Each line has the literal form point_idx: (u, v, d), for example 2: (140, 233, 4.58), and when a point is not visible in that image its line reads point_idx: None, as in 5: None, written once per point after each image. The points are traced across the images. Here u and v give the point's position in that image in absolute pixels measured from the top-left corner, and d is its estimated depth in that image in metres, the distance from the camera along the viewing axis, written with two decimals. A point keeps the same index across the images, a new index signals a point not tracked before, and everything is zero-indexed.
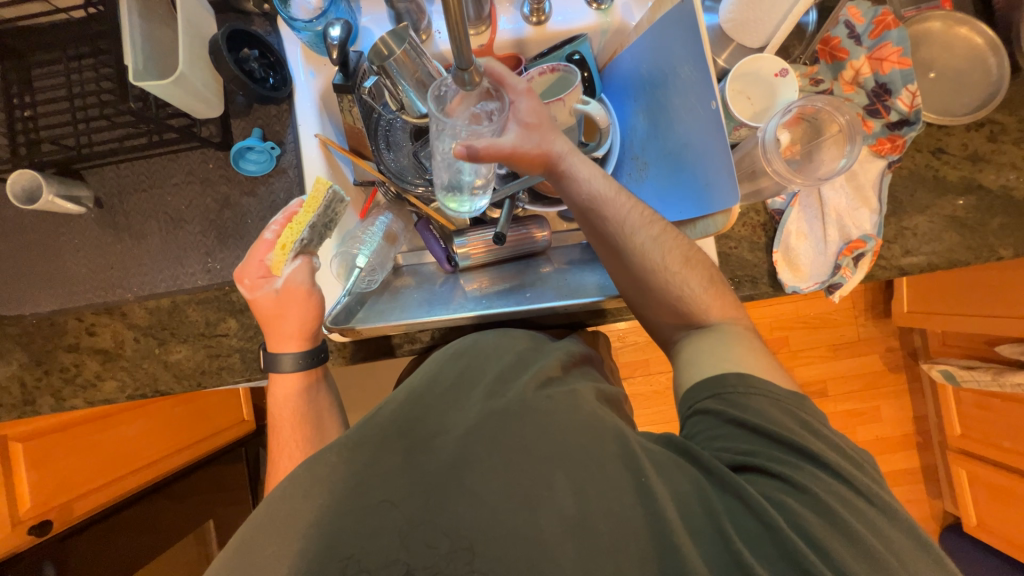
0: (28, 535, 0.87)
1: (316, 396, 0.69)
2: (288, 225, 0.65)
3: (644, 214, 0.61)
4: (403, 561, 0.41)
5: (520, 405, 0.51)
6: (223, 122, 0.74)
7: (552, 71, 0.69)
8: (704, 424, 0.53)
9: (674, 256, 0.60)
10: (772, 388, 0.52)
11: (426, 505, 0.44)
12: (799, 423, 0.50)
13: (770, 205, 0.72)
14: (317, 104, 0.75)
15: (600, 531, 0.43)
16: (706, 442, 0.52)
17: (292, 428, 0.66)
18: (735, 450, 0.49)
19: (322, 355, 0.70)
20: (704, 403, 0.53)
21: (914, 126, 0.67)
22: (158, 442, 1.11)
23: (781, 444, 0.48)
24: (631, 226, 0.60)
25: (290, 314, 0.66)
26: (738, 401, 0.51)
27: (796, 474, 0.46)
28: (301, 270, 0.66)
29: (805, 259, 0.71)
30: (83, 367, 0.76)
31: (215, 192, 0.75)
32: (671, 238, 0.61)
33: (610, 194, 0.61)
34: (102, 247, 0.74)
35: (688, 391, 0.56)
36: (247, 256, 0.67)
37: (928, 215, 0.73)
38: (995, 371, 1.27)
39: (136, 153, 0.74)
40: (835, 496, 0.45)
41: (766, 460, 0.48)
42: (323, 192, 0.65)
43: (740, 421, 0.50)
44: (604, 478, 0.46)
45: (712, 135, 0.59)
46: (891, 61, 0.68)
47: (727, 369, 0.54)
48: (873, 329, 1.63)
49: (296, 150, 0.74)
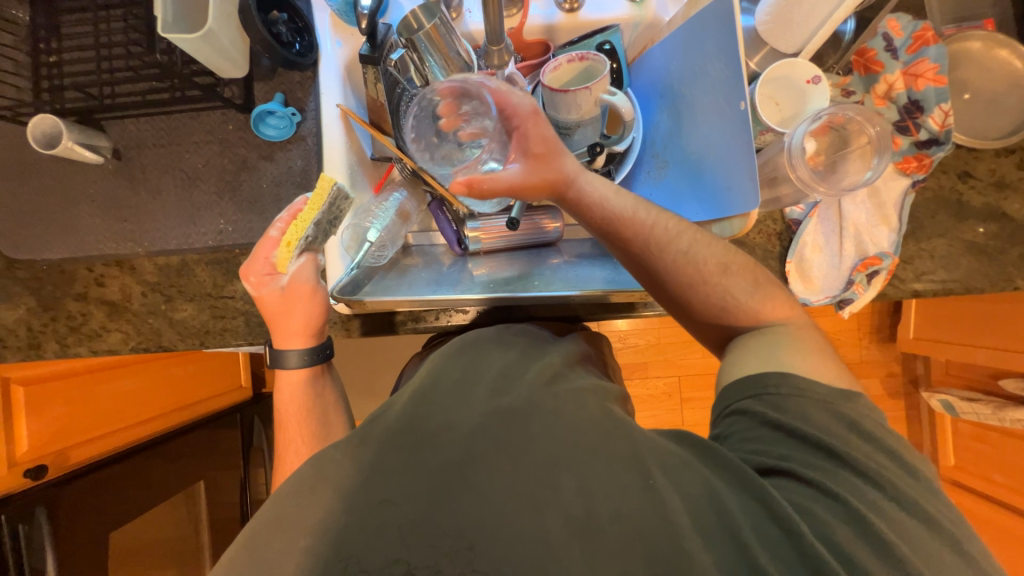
0: (24, 477, 0.90)
1: (322, 390, 0.70)
2: (292, 223, 0.65)
3: (668, 226, 0.60)
4: (403, 560, 0.41)
5: (523, 403, 0.52)
6: (246, 84, 0.74)
7: (579, 59, 0.66)
8: (742, 425, 0.54)
9: (710, 264, 0.60)
10: (822, 391, 0.52)
11: (435, 492, 0.45)
12: (844, 426, 0.50)
13: (788, 214, 0.71)
14: (342, 74, 0.74)
15: (604, 531, 0.44)
16: (740, 442, 0.53)
17: (296, 424, 0.67)
18: (769, 453, 0.50)
19: (327, 352, 0.71)
20: (742, 403, 0.55)
21: (943, 146, 0.66)
22: (155, 399, 1.18)
23: (819, 449, 0.49)
24: (657, 243, 0.59)
25: (294, 312, 0.67)
26: (779, 403, 0.52)
27: (829, 480, 0.47)
28: (305, 267, 0.67)
29: (818, 271, 0.71)
30: (89, 316, 0.77)
31: (233, 153, 0.75)
32: (704, 245, 0.61)
33: (628, 214, 0.60)
34: (117, 198, 0.75)
35: (727, 389, 0.57)
36: (253, 254, 0.68)
37: (947, 239, 0.72)
38: (996, 405, 1.27)
39: (158, 108, 0.74)
40: (868, 506, 0.45)
41: (798, 464, 0.49)
42: (327, 188, 0.66)
43: (778, 424, 0.51)
44: (611, 479, 0.46)
45: (737, 137, 0.58)
46: (926, 78, 0.66)
47: (772, 369, 0.54)
48: (876, 352, 1.62)
49: (317, 117, 0.74)
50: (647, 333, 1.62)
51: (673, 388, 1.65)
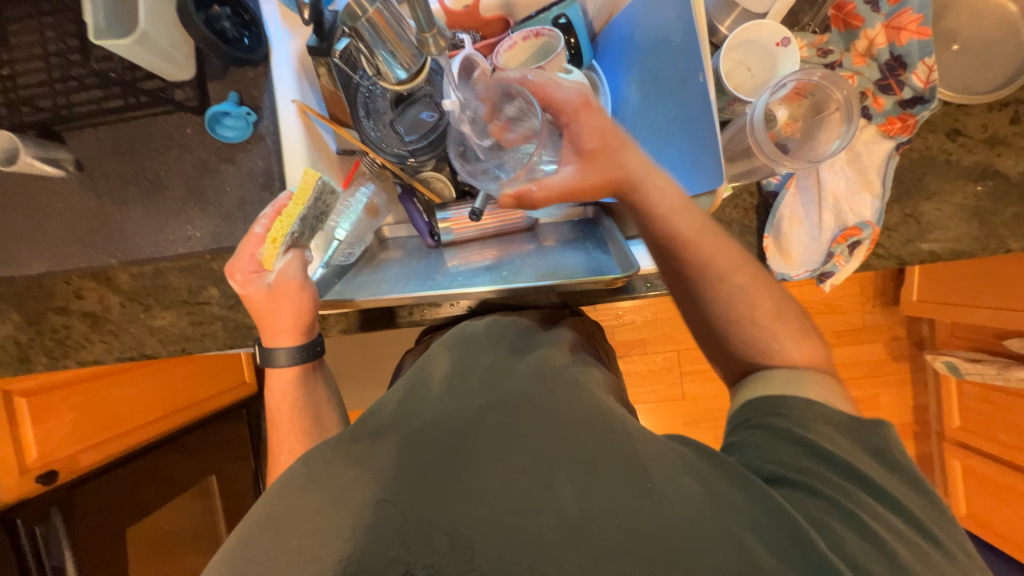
0: (35, 483, 0.93)
1: (313, 389, 0.70)
2: (277, 219, 0.65)
3: (732, 255, 0.58)
4: (402, 560, 0.39)
5: (519, 398, 0.52)
6: (199, 85, 0.72)
7: (535, 35, 0.63)
8: (760, 438, 0.49)
9: (766, 310, 0.57)
10: (844, 416, 0.48)
11: (417, 491, 0.43)
12: (867, 452, 0.46)
13: (765, 185, 0.69)
14: (295, 68, 0.72)
15: (604, 530, 0.41)
16: (757, 455, 0.48)
17: (289, 424, 0.67)
18: (789, 467, 0.46)
19: (317, 348, 0.71)
20: (764, 418, 0.50)
21: (927, 104, 0.62)
22: (159, 402, 1.20)
23: (846, 473, 0.44)
24: (717, 271, 0.57)
25: (282, 309, 0.66)
26: (801, 421, 0.48)
27: (851, 502, 0.43)
28: (292, 263, 0.66)
29: (798, 245, 0.68)
30: (73, 329, 0.78)
31: (194, 157, 0.74)
32: (759, 288, 0.58)
33: (696, 237, 0.57)
34: (85, 210, 0.75)
35: (744, 406, 0.53)
36: (239, 250, 0.67)
37: (936, 202, 0.68)
38: (1002, 365, 1.25)
39: (114, 116, 0.73)
40: (892, 534, 0.41)
41: (820, 482, 0.44)
42: (312, 182, 0.65)
43: (802, 440, 0.47)
44: (613, 487, 0.44)
45: (700, 110, 0.56)
46: (909, 31, 0.61)
47: (793, 394, 0.50)
48: (879, 316, 1.59)
49: (273, 115, 0.72)
50: (643, 310, 1.60)
51: (671, 363, 1.65)
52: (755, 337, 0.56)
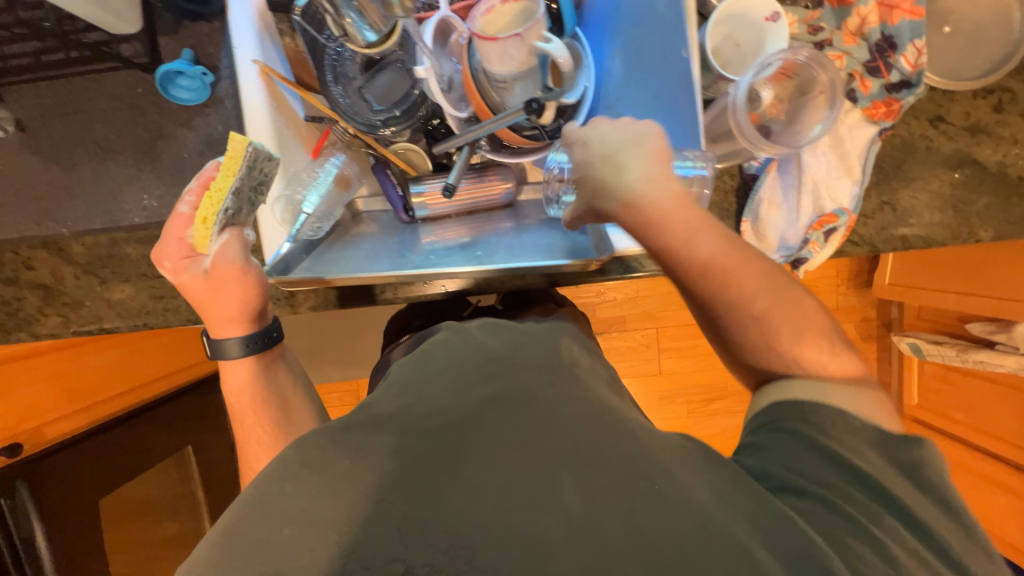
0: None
1: (275, 378, 0.66)
2: (204, 195, 0.59)
3: (782, 299, 0.53)
4: (402, 560, 0.37)
5: (514, 391, 0.50)
6: (149, 40, 0.67)
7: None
8: (785, 445, 0.47)
9: (812, 350, 0.52)
10: (870, 426, 0.47)
11: (412, 485, 0.41)
12: (898, 467, 0.45)
13: (746, 168, 0.67)
14: (256, 25, 0.66)
15: (607, 533, 0.40)
16: (781, 463, 0.46)
17: (252, 415, 0.63)
18: (814, 481, 0.45)
19: (271, 336, 0.66)
20: (791, 423, 0.48)
21: (913, 89, 0.61)
22: (131, 372, 1.17)
23: (869, 489, 0.44)
24: (757, 312, 0.52)
25: (224, 294, 0.62)
26: (827, 430, 0.47)
27: (867, 519, 0.42)
28: (230, 244, 0.61)
29: (774, 230, 0.67)
30: (24, 301, 0.74)
31: (146, 120, 0.69)
32: (810, 324, 0.53)
33: (738, 282, 0.52)
34: (28, 174, 0.70)
35: (767, 408, 0.51)
36: (164, 236, 0.62)
37: (913, 190, 0.68)
38: (961, 347, 1.30)
39: (55, 71, 0.67)
40: (910, 552, 0.41)
41: (842, 498, 0.43)
42: (241, 150, 0.59)
43: (828, 451, 0.46)
44: (608, 484, 0.42)
45: (681, 88, 0.57)
46: (902, 10, 0.60)
47: (822, 400, 0.48)
48: (851, 299, 1.62)
49: (232, 76, 0.67)
50: (624, 288, 1.60)
51: (650, 340, 1.67)
52: (759, 353, 0.53)
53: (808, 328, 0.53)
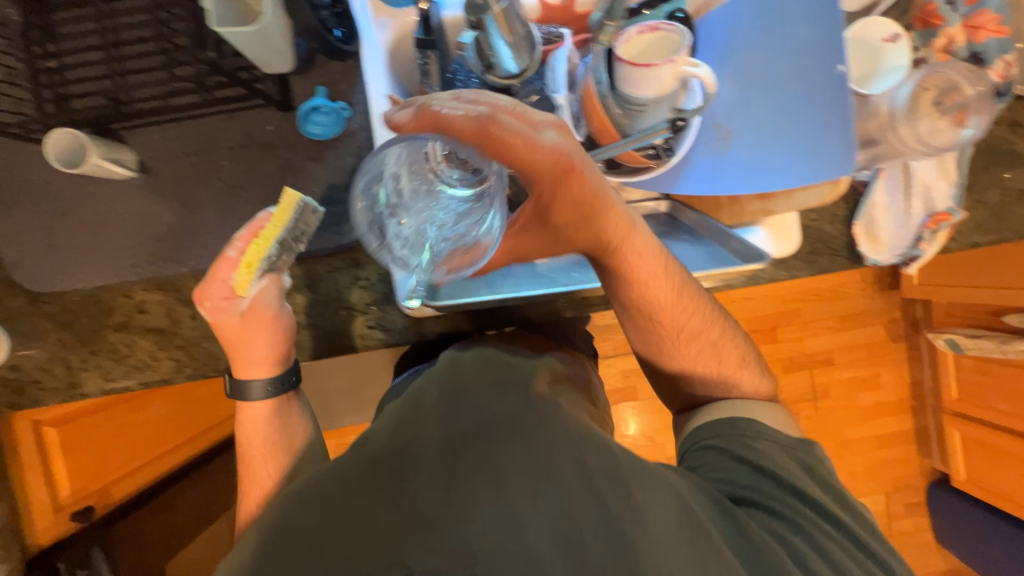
0: (71, 522, 0.86)
1: (289, 419, 0.68)
2: (253, 241, 0.59)
3: (703, 322, 0.66)
4: (404, 563, 0.42)
5: (505, 415, 0.56)
6: (282, 79, 0.68)
7: (652, 30, 0.62)
8: (712, 460, 0.63)
9: (730, 362, 0.69)
10: (777, 434, 0.63)
11: (332, 520, 0.45)
12: (802, 467, 0.61)
13: (856, 176, 0.72)
14: (386, 62, 0.66)
15: (590, 547, 0.46)
16: (710, 476, 0.61)
17: (262, 457, 0.65)
18: (737, 487, 0.59)
19: (294, 379, 0.70)
20: (710, 440, 0.64)
21: (1006, 97, 0.67)
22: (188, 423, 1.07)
23: (784, 486, 0.59)
24: (686, 335, 0.66)
25: (256, 341, 0.64)
26: (746, 443, 0.62)
27: (782, 516, 0.57)
28: (269, 291, 0.63)
29: (885, 231, 0.72)
30: (136, 346, 0.71)
31: (276, 156, 0.69)
32: (727, 344, 0.69)
33: (671, 306, 0.63)
34: (151, 215, 0.69)
35: (698, 427, 0.67)
36: (206, 275, 0.61)
37: (1000, 188, 0.74)
38: (999, 339, 1.37)
39: (184, 111, 0.68)
40: (819, 538, 0.55)
41: (764, 499, 0.58)
42: (293, 204, 0.59)
43: (745, 459, 0.61)
44: (559, 499, 0.48)
45: (830, 98, 0.65)
46: (988, 30, 0.67)
47: (740, 415, 0.65)
48: (878, 301, 1.69)
49: (365, 110, 0.69)
50: None
51: None
52: (709, 383, 0.69)
53: (726, 347, 0.68)
